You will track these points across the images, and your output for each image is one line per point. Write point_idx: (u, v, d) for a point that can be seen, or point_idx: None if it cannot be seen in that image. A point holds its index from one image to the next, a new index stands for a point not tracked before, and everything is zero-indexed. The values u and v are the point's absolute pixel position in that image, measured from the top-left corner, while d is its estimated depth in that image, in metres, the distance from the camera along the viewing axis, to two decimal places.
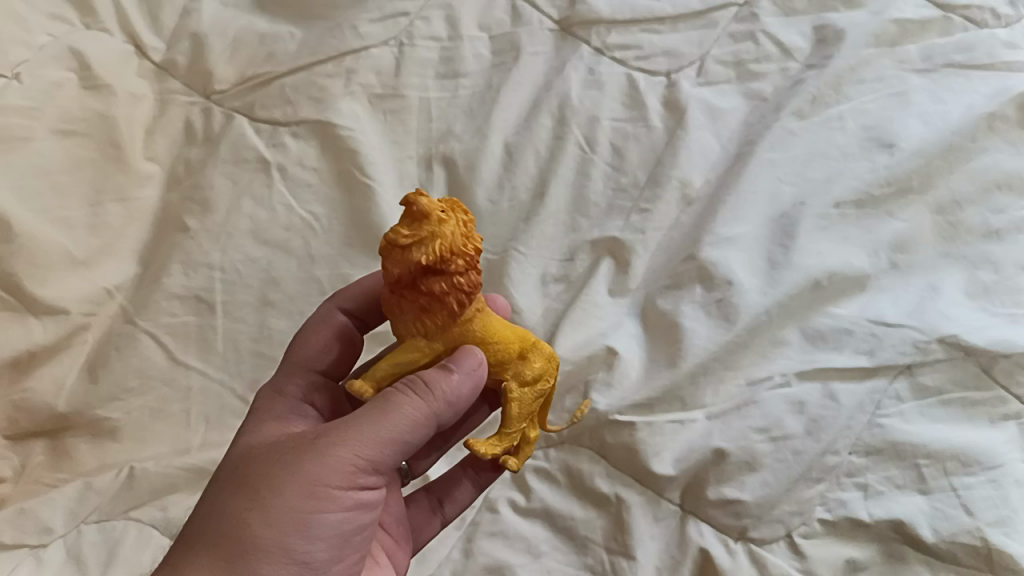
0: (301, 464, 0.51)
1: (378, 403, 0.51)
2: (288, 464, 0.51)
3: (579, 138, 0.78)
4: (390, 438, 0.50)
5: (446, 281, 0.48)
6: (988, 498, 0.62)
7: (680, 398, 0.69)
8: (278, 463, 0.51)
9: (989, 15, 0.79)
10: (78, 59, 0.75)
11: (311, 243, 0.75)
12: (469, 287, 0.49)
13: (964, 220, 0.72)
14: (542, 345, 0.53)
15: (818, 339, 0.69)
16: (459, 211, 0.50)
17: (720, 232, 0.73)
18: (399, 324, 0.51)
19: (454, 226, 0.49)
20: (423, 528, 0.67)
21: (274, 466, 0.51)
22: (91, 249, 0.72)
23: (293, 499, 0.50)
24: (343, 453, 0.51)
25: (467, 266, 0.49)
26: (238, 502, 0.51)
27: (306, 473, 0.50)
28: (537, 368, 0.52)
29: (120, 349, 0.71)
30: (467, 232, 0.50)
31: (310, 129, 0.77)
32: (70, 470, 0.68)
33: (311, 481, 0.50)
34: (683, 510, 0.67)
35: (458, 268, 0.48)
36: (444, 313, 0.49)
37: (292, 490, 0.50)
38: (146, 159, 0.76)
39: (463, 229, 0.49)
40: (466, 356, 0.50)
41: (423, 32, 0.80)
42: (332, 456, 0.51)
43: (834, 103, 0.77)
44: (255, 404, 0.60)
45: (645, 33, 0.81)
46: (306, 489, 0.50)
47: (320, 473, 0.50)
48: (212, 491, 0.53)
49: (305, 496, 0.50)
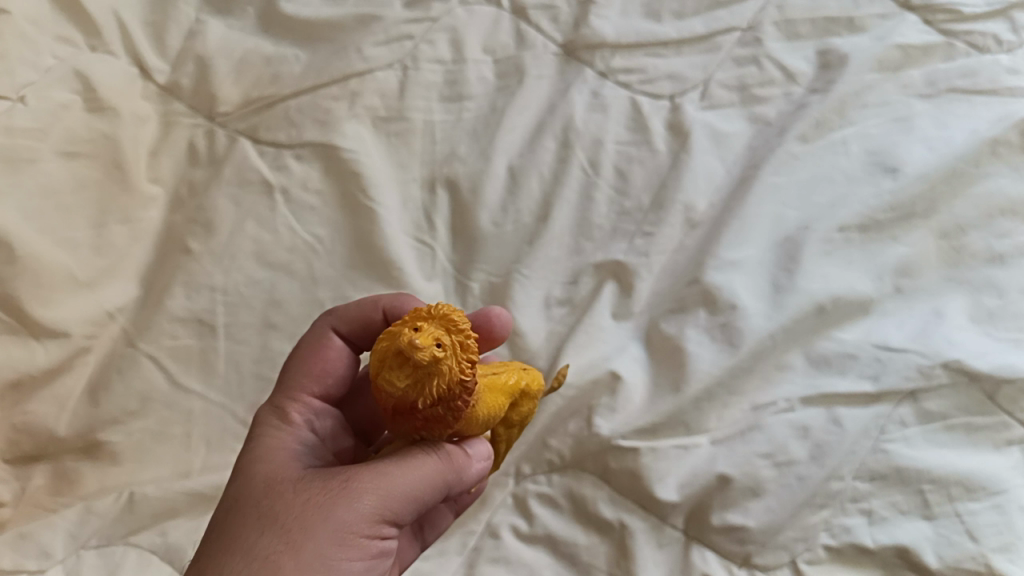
0: (329, 509, 0.50)
1: (409, 457, 0.52)
2: (317, 510, 0.50)
3: (583, 160, 0.78)
4: (415, 494, 0.51)
5: (444, 407, 0.47)
6: (993, 524, 0.63)
7: (683, 423, 0.69)
8: (304, 506, 0.51)
9: (992, 40, 0.78)
10: (83, 81, 0.74)
11: (314, 265, 0.75)
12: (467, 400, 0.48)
13: (969, 245, 0.72)
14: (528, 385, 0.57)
15: (822, 363, 0.69)
16: (452, 326, 0.46)
17: (724, 256, 0.73)
18: (395, 429, 0.49)
19: (452, 357, 0.45)
20: (405, 552, 0.64)
21: (299, 508, 0.51)
22: (94, 271, 0.71)
23: (325, 545, 0.49)
24: (374, 500, 0.51)
25: (465, 388, 0.47)
26: (267, 543, 0.50)
27: (338, 520, 0.50)
28: (522, 413, 0.58)
29: (122, 371, 0.70)
30: (461, 354, 0.46)
31: (314, 151, 0.77)
32: (72, 494, 0.68)
33: (342, 528, 0.50)
34: (687, 535, 0.67)
35: (456, 395, 0.46)
36: (444, 427, 0.49)
37: (324, 535, 0.50)
38: (150, 181, 0.76)
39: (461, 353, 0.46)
40: (477, 444, 0.55)
41: (427, 55, 0.80)
42: (363, 504, 0.51)
43: (838, 127, 0.77)
44: (257, 433, 0.58)
45: (649, 57, 0.81)
46: (337, 536, 0.50)
47: (351, 521, 0.50)
48: (226, 526, 0.52)
49: (336, 543, 0.50)
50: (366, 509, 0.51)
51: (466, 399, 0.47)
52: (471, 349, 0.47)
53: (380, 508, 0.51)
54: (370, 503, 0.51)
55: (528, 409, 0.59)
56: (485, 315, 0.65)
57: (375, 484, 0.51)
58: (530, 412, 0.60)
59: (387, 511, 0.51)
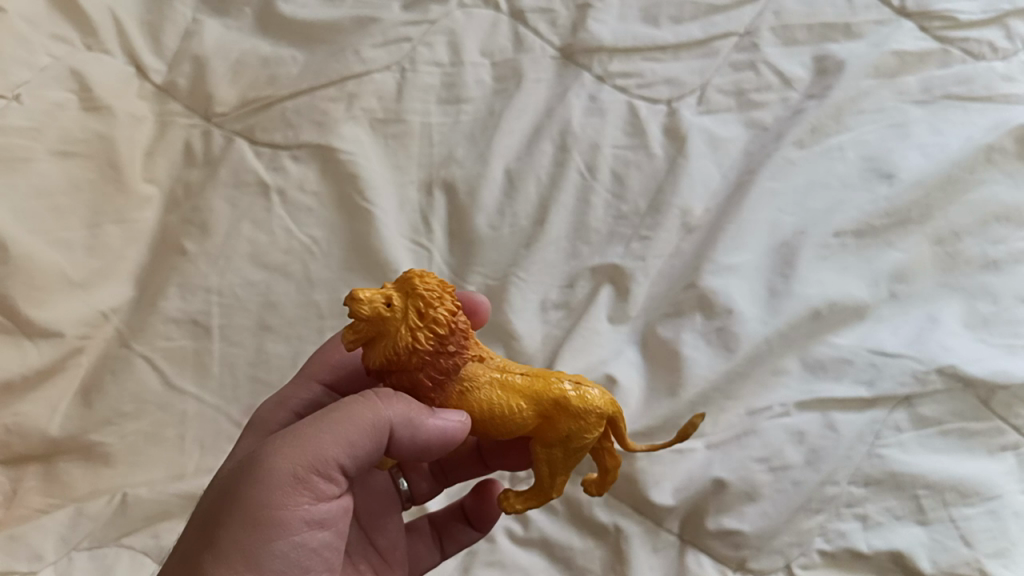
0: (243, 488, 0.49)
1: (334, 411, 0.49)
2: (233, 494, 0.49)
3: (580, 164, 0.78)
4: (342, 440, 0.49)
5: (407, 375, 0.48)
6: (988, 529, 0.63)
7: (680, 427, 0.69)
8: (227, 491, 0.50)
9: (987, 48, 0.79)
10: (79, 80, 0.74)
11: (311, 266, 0.75)
12: (439, 373, 0.48)
13: (964, 251, 0.73)
14: (577, 399, 0.48)
15: (818, 369, 0.69)
16: (415, 295, 0.47)
17: (721, 260, 0.73)
18: None
19: (401, 321, 0.46)
20: (421, 557, 0.67)
21: (223, 495, 0.50)
22: (88, 271, 0.71)
23: (246, 518, 0.48)
24: (291, 460, 0.48)
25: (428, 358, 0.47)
26: (202, 532, 0.49)
27: (246, 497, 0.48)
28: (563, 431, 0.48)
29: (115, 372, 0.70)
30: (420, 327, 0.46)
31: (310, 153, 0.77)
32: (62, 495, 0.67)
33: (263, 496, 0.48)
34: (683, 540, 0.67)
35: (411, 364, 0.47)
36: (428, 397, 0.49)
37: (237, 513, 0.48)
38: (146, 181, 0.75)
39: (414, 321, 0.46)
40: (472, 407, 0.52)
41: (425, 58, 0.80)
42: (279, 464, 0.48)
43: (834, 133, 0.77)
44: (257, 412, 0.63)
45: (647, 61, 0.81)
46: (249, 514, 0.48)
47: (263, 493, 0.48)
48: (186, 528, 0.52)
49: (260, 511, 0.48)
50: (278, 475, 0.48)
51: (433, 370, 0.47)
52: (438, 324, 0.46)
53: (294, 470, 0.48)
54: (283, 468, 0.48)
55: (589, 434, 0.49)
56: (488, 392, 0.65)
57: (289, 448, 0.49)
58: (589, 435, 0.49)
59: (306, 469, 0.48)
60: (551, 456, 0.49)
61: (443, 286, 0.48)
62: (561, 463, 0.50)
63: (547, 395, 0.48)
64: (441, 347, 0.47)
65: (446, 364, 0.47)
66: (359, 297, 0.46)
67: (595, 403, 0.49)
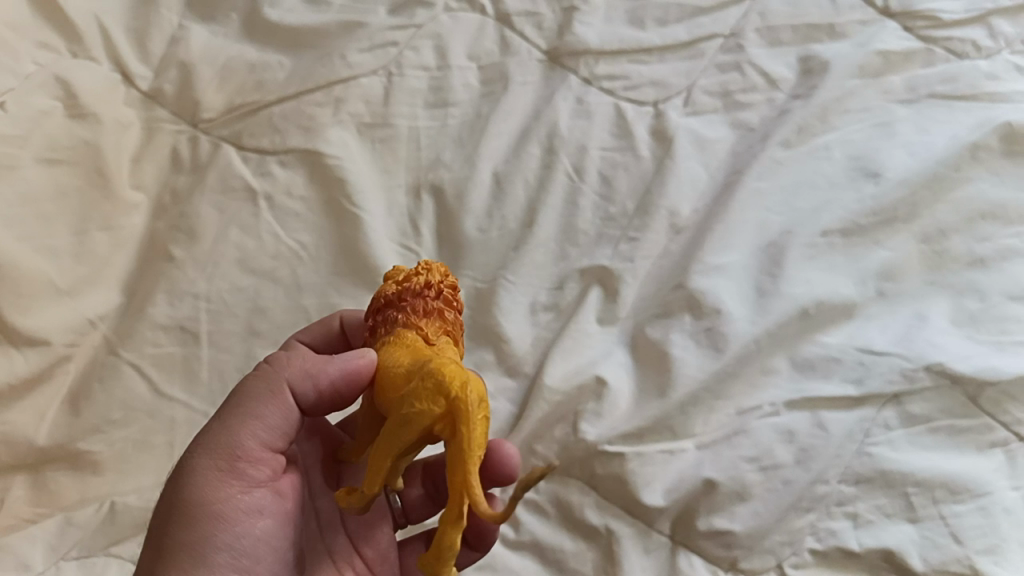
0: (177, 496, 0.54)
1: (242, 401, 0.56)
2: (167, 507, 0.54)
3: (568, 166, 0.78)
4: (257, 419, 0.55)
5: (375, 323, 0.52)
6: (978, 526, 0.63)
7: (669, 428, 0.69)
8: (164, 509, 0.55)
9: (970, 47, 0.80)
10: (65, 88, 0.74)
11: (299, 272, 0.74)
12: (388, 320, 0.51)
13: (950, 249, 0.73)
14: (447, 370, 0.45)
15: (807, 368, 0.70)
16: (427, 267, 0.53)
17: (709, 261, 0.73)
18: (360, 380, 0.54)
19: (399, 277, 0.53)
20: None
21: (159, 514, 0.55)
22: (75, 278, 0.71)
23: (187, 507, 0.54)
24: (214, 450, 0.54)
25: (390, 303, 0.51)
26: (153, 537, 0.54)
27: (181, 502, 0.54)
28: (419, 396, 0.45)
29: (103, 380, 0.70)
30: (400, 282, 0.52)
31: (298, 158, 0.77)
32: (51, 504, 0.67)
33: (197, 486, 0.54)
34: (674, 541, 0.67)
35: (380, 307, 0.52)
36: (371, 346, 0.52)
37: (178, 506, 0.54)
38: (133, 188, 0.75)
39: (404, 275, 0.52)
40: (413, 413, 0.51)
41: (412, 62, 0.81)
42: (204, 458, 0.54)
43: (820, 133, 0.78)
44: None
45: (633, 64, 0.81)
46: (187, 516, 0.53)
47: (196, 484, 0.54)
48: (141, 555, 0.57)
49: (198, 498, 0.54)
50: (203, 471, 0.54)
51: (388, 316, 0.51)
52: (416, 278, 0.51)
53: (215, 463, 0.54)
54: (206, 465, 0.54)
55: (440, 410, 0.44)
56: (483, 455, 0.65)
57: (204, 447, 0.55)
58: (440, 418, 0.44)
59: (225, 458, 0.54)
60: (396, 429, 0.45)
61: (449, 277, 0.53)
62: (402, 437, 0.45)
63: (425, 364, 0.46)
64: (403, 295, 0.51)
65: (395, 313, 0.51)
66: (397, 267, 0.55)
67: (463, 386, 0.44)
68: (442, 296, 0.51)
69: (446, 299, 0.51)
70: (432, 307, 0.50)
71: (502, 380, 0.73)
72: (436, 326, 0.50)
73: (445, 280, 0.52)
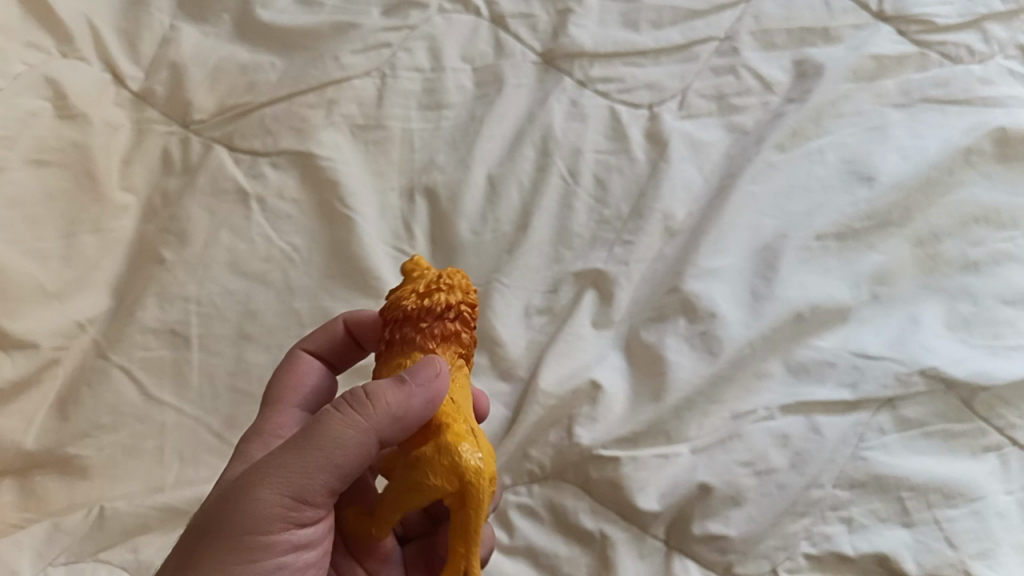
0: (224, 523, 0.49)
1: (333, 432, 0.49)
2: (211, 526, 0.49)
3: (562, 169, 0.78)
4: (335, 465, 0.49)
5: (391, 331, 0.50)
6: (971, 531, 0.64)
7: (664, 432, 0.69)
8: (207, 517, 0.50)
9: (964, 51, 0.80)
10: (54, 88, 0.73)
11: (290, 274, 0.73)
12: (404, 336, 0.50)
13: (943, 253, 0.73)
14: (466, 450, 0.45)
15: (801, 371, 0.70)
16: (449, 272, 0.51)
17: (703, 264, 0.73)
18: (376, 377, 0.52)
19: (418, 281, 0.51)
20: None
21: (200, 523, 0.50)
22: (63, 281, 0.70)
23: (229, 542, 0.49)
24: (281, 488, 0.49)
25: (411, 322, 0.49)
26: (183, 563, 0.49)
27: (227, 535, 0.49)
28: (433, 472, 0.44)
29: (92, 384, 0.69)
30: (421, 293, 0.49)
31: (290, 159, 0.76)
32: (38, 510, 0.66)
33: (248, 522, 0.49)
34: (669, 545, 0.66)
35: (395, 315, 0.50)
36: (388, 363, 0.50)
37: (221, 541, 0.49)
38: (123, 189, 0.74)
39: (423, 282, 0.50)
40: None
41: (406, 63, 0.80)
42: (266, 493, 0.49)
43: (814, 136, 0.78)
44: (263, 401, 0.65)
45: (627, 66, 0.81)
46: (230, 546, 0.49)
47: (249, 520, 0.49)
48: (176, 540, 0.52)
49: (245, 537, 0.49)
50: (263, 511, 0.49)
51: (405, 331, 0.49)
52: (434, 293, 0.49)
53: (281, 502, 0.49)
54: (268, 503, 0.49)
55: (451, 487, 0.44)
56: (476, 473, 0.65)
57: (271, 481, 0.49)
58: (449, 493, 0.44)
59: (291, 499, 0.49)
60: (403, 492, 0.46)
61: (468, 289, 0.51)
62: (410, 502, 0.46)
63: (445, 434, 0.46)
64: (419, 310, 0.49)
65: (410, 331, 0.49)
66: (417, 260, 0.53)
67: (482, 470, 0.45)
68: (461, 318, 0.50)
69: (463, 319, 0.50)
70: (450, 333, 0.49)
71: (495, 383, 0.72)
72: (452, 353, 0.49)
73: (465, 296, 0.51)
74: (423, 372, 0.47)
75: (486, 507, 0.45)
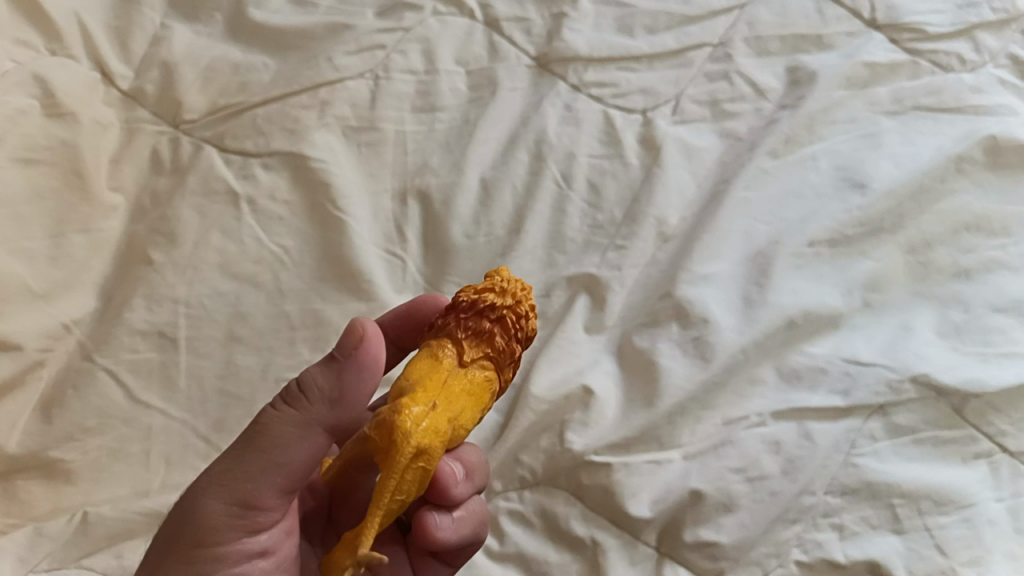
0: (180, 533, 0.51)
1: (276, 429, 0.50)
2: (173, 527, 0.52)
3: (556, 173, 0.77)
4: (284, 464, 0.51)
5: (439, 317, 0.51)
6: (962, 538, 0.64)
7: (656, 438, 0.68)
8: (167, 533, 0.52)
9: (955, 60, 0.81)
10: (42, 86, 0.72)
11: (281, 277, 0.73)
12: (444, 322, 0.50)
13: (935, 260, 0.73)
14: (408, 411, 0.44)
15: (793, 378, 0.69)
16: (518, 291, 0.51)
17: (696, 270, 0.73)
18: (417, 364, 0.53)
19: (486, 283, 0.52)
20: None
21: (168, 522, 0.53)
22: (50, 282, 0.69)
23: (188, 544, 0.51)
24: (229, 492, 0.51)
25: (455, 312, 0.50)
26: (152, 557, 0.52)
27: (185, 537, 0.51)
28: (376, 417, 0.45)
29: (77, 387, 0.67)
30: (477, 296, 0.50)
31: (282, 160, 0.76)
32: (22, 514, 0.65)
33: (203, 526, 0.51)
34: (660, 552, 0.66)
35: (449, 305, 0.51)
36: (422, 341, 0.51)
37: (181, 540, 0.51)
38: (112, 189, 0.73)
39: (489, 287, 0.51)
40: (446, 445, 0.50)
41: (400, 65, 0.80)
42: (216, 498, 0.51)
43: (808, 143, 0.78)
44: None
45: (622, 71, 0.81)
46: (187, 555, 0.51)
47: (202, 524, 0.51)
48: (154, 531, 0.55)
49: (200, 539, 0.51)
50: (211, 519, 0.51)
51: (447, 318, 0.50)
52: (487, 298, 0.50)
53: (228, 508, 0.51)
54: (215, 510, 0.51)
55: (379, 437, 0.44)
56: (455, 452, 0.57)
57: (216, 489, 0.51)
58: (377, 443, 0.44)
59: (237, 505, 0.51)
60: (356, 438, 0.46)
61: (522, 309, 0.51)
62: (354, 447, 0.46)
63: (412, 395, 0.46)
64: (467, 309, 0.50)
65: (450, 320, 0.50)
66: (503, 271, 0.53)
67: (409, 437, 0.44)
68: (500, 321, 0.50)
69: (504, 325, 0.50)
70: (482, 328, 0.49)
71: None
72: (479, 352, 0.49)
73: (516, 305, 0.50)
74: (349, 340, 0.51)
75: (403, 475, 0.44)
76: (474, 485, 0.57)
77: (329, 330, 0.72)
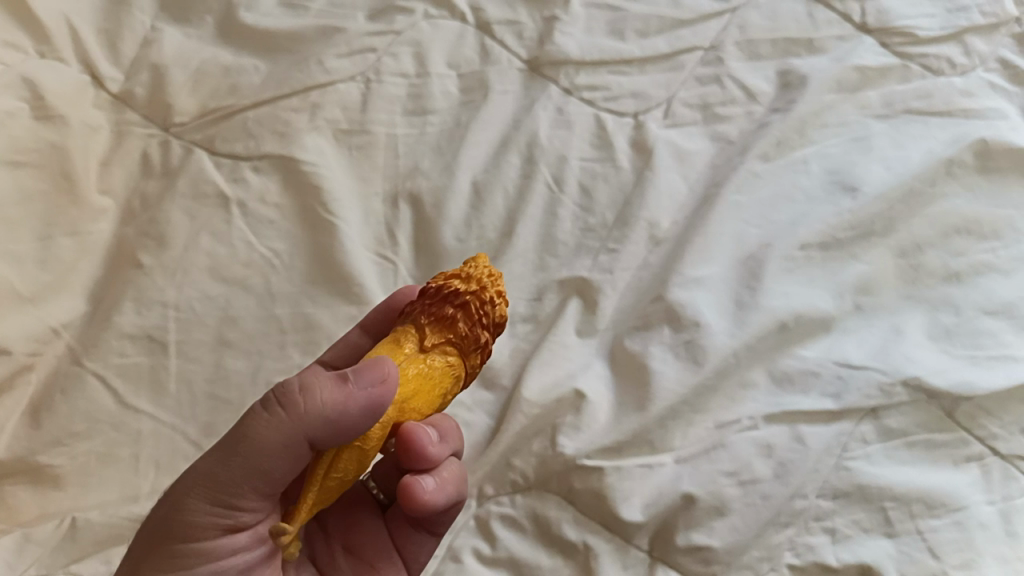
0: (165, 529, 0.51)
1: (268, 435, 0.48)
2: (160, 523, 0.52)
3: (548, 177, 0.77)
4: (266, 468, 0.49)
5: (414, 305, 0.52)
6: (954, 541, 0.64)
7: (648, 442, 0.68)
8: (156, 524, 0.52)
9: (945, 64, 0.81)
10: (31, 89, 0.72)
11: (271, 280, 0.72)
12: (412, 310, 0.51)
13: (926, 263, 0.73)
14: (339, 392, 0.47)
15: (785, 381, 0.69)
16: (485, 276, 0.51)
17: (688, 273, 0.73)
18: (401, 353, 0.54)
19: (457, 269, 0.52)
20: (403, 550, 0.63)
21: (155, 522, 0.52)
22: (39, 286, 0.68)
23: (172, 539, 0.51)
24: (212, 489, 0.50)
25: (424, 298, 0.51)
26: (138, 554, 0.52)
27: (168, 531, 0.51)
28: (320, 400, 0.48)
29: (66, 392, 0.67)
30: (443, 284, 0.51)
31: (272, 164, 0.75)
32: (9, 521, 0.64)
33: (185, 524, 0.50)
34: (652, 556, 0.65)
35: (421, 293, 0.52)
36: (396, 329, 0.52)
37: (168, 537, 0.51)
38: (100, 193, 0.73)
39: (456, 274, 0.51)
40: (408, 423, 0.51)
41: (391, 69, 0.80)
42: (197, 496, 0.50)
43: (798, 146, 0.78)
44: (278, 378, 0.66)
45: (613, 74, 0.81)
46: (170, 550, 0.51)
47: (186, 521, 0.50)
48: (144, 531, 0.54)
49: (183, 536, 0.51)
50: (192, 520, 0.50)
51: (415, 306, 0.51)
52: (449, 285, 0.50)
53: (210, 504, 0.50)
54: (198, 510, 0.50)
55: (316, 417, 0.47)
56: (429, 419, 0.56)
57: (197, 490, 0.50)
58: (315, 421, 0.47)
59: (218, 507, 0.50)
60: None
61: (484, 294, 0.50)
62: None
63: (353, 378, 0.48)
64: (431, 296, 0.51)
65: (416, 306, 0.51)
66: (480, 257, 0.53)
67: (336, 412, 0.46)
68: (463, 307, 0.50)
69: (467, 311, 0.50)
70: (442, 314, 0.49)
71: (479, 392, 0.72)
72: (440, 338, 0.49)
73: (481, 291, 0.50)
74: (367, 376, 0.47)
75: (334, 458, 0.46)
76: (451, 448, 0.57)
77: (319, 334, 0.71)
